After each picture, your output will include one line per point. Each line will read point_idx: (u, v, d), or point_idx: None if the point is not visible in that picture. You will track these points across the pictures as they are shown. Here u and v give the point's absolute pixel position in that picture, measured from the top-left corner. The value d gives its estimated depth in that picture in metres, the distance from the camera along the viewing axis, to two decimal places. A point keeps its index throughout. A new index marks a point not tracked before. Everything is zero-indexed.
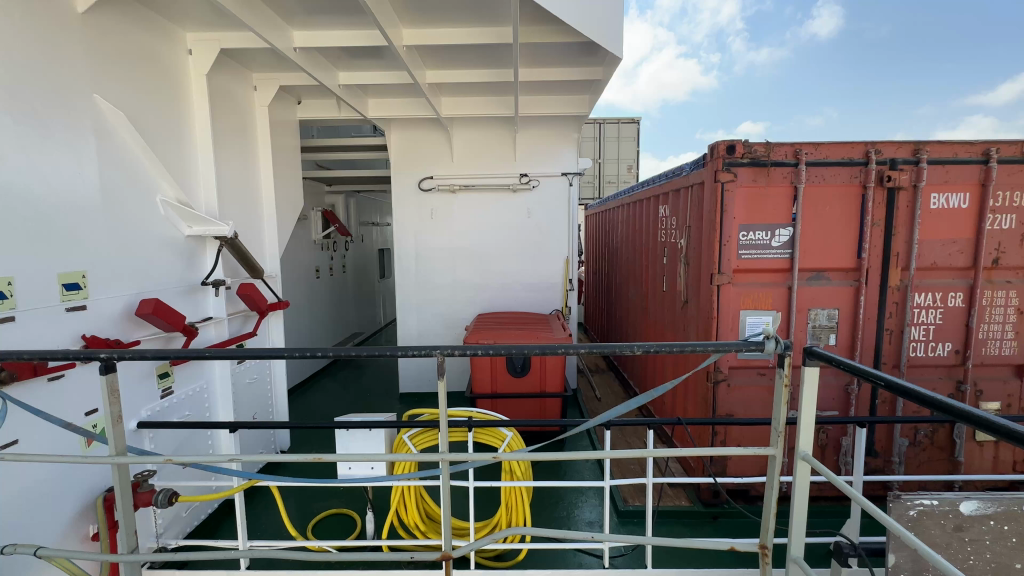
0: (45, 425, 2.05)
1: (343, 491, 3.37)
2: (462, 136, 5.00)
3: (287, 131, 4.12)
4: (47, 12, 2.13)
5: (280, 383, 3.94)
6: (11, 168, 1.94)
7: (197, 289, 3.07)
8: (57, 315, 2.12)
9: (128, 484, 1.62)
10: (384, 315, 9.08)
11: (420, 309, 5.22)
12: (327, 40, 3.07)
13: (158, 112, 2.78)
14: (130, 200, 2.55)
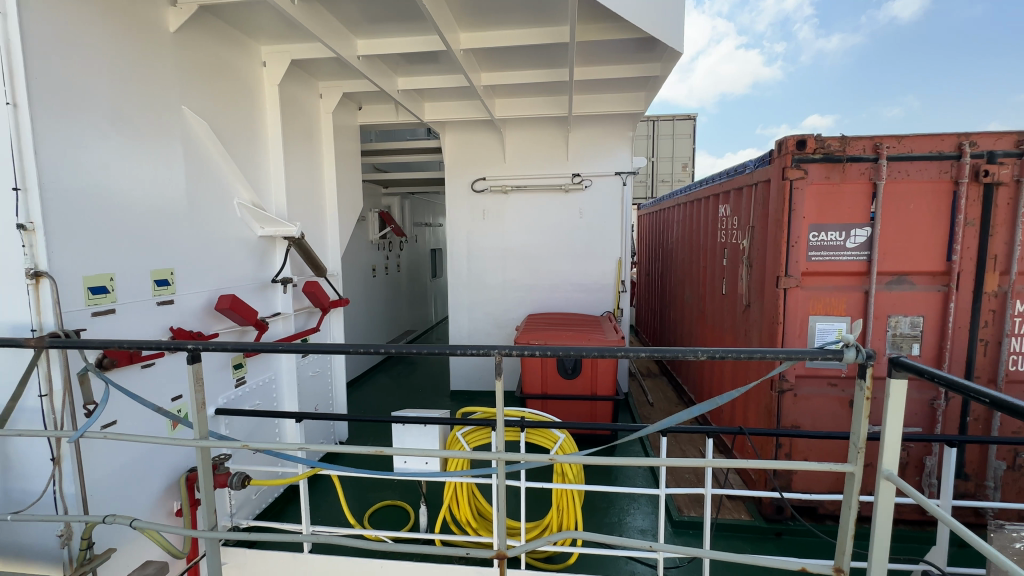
0: (137, 408, 2.26)
1: (397, 484, 3.48)
2: (515, 137, 5.03)
3: (349, 136, 4.30)
4: (144, 34, 2.35)
5: (340, 377, 4.13)
6: (111, 175, 2.15)
7: (267, 286, 3.26)
8: (149, 308, 2.33)
9: (211, 466, 1.74)
10: (435, 314, 9.30)
11: (471, 308, 5.30)
12: (387, 47, 3.17)
13: (236, 122, 2.99)
14: (212, 203, 2.76)
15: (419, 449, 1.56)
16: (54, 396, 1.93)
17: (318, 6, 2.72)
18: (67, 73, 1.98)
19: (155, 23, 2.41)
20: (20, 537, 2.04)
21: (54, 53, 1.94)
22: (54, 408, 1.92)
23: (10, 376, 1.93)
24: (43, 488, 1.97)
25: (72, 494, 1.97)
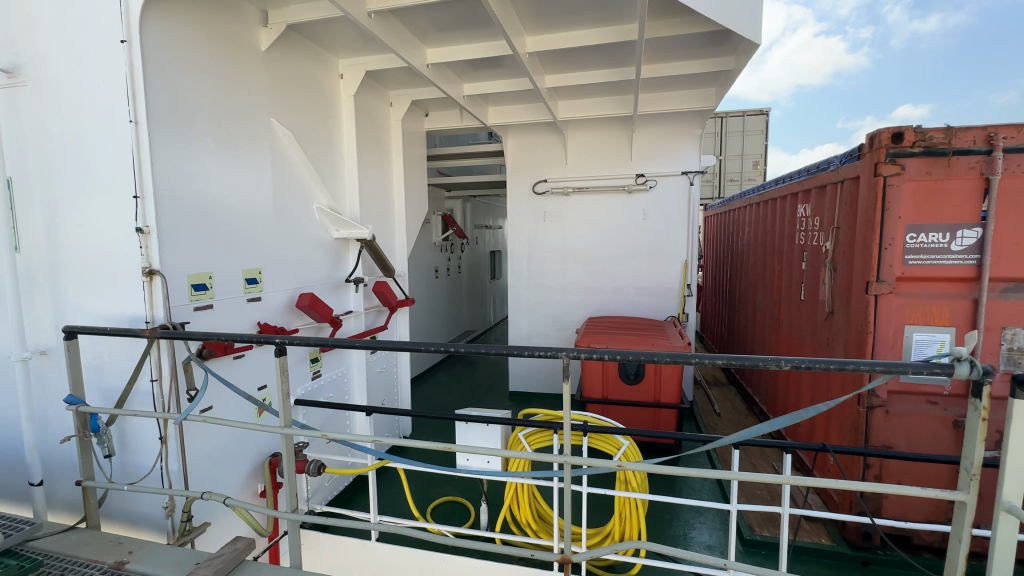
0: (230, 395, 2.47)
1: (458, 480, 3.56)
2: (577, 138, 4.99)
3: (416, 141, 4.47)
4: (240, 53, 2.57)
5: (405, 374, 4.29)
6: (212, 183, 2.37)
7: (341, 285, 3.46)
8: (240, 304, 2.54)
9: (293, 453, 1.87)
10: (494, 315, 9.42)
11: (531, 310, 5.31)
12: (455, 55, 3.27)
13: (317, 131, 3.20)
14: (295, 208, 2.98)
15: (483, 448, 1.60)
16: (163, 381, 2.15)
17: (392, 19, 2.85)
18: (178, 93, 2.21)
19: (250, 44, 2.63)
20: (132, 505, 2.30)
21: (168, 75, 2.17)
22: (163, 392, 2.15)
23: (127, 362, 2.18)
24: (152, 464, 2.21)
25: (176, 470, 2.19)
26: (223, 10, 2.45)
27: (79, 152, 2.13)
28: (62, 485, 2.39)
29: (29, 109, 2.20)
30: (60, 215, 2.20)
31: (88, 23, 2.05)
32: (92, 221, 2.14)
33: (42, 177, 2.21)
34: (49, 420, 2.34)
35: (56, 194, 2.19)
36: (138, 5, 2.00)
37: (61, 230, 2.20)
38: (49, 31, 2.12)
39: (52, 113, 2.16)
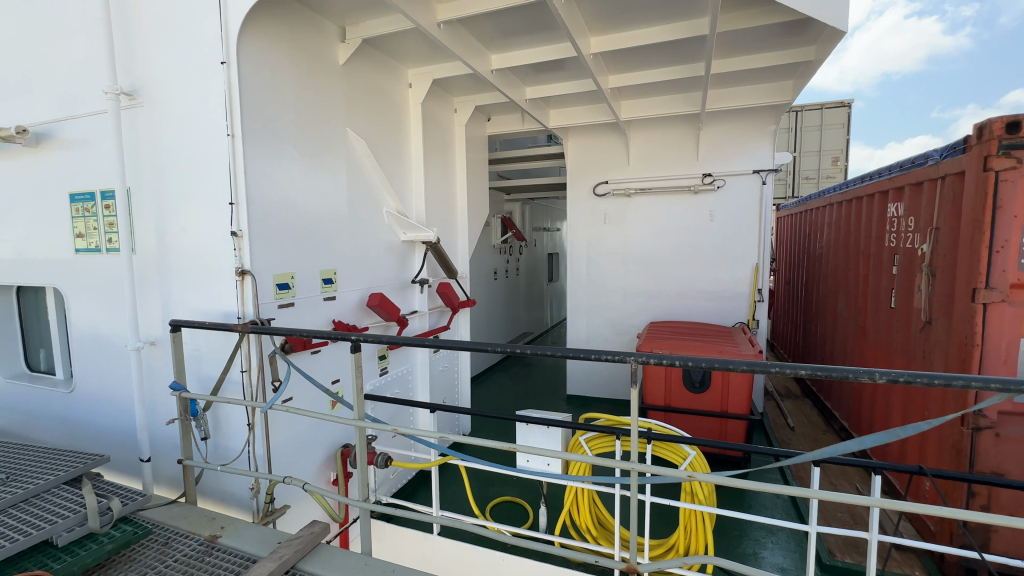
0: (307, 388, 2.64)
1: (516, 481, 3.59)
2: (640, 138, 4.88)
3: (479, 146, 4.56)
4: (321, 68, 2.75)
5: (465, 373, 4.39)
6: (295, 190, 2.56)
7: (407, 286, 3.59)
8: (318, 302, 2.72)
9: (366, 445, 1.97)
10: (551, 317, 9.40)
11: (590, 313, 5.24)
12: (520, 60, 3.31)
13: (387, 139, 3.36)
14: (367, 212, 3.14)
15: (543, 449, 1.63)
16: (252, 372, 2.34)
17: (460, 28, 2.94)
18: (267, 108, 2.41)
19: (330, 60, 2.81)
20: (223, 485, 2.51)
21: (260, 92, 2.37)
22: (251, 382, 2.34)
23: (221, 354, 2.39)
24: (241, 448, 2.41)
25: (261, 455, 2.38)
26: (307, 29, 2.64)
27: (183, 164, 2.37)
28: (166, 463, 2.66)
29: (144, 127, 2.47)
30: (168, 221, 2.45)
31: (194, 48, 2.29)
32: (194, 226, 2.37)
33: (154, 187, 2.48)
34: (156, 404, 2.61)
35: (165, 201, 2.44)
36: (236, 30, 2.21)
37: (169, 234, 2.46)
38: (162, 56, 2.38)
39: (163, 129, 2.41)
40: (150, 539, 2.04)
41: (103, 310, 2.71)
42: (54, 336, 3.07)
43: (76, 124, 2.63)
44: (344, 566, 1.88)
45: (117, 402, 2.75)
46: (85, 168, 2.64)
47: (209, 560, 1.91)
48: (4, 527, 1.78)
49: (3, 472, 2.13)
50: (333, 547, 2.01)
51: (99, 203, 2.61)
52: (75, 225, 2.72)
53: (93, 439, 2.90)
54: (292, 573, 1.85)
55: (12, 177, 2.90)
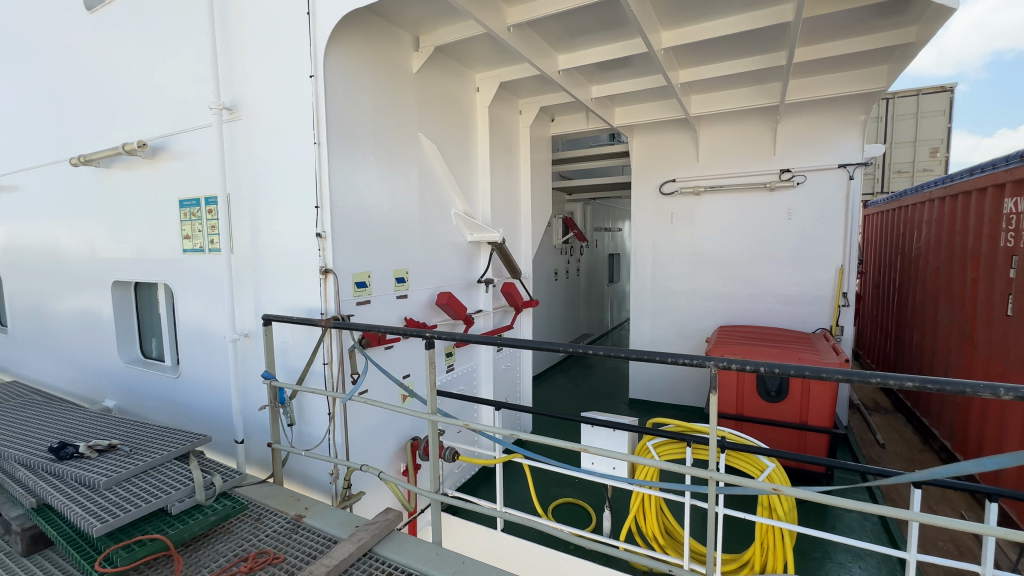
0: (381, 381, 2.77)
1: (578, 483, 3.56)
2: (711, 134, 4.68)
3: (542, 147, 4.57)
4: (397, 77, 2.88)
5: (527, 372, 4.42)
6: (372, 194, 2.70)
7: (473, 286, 3.68)
8: (391, 301, 2.85)
9: (438, 438, 2.04)
10: (611, 319, 9.23)
11: (654, 315, 5.09)
12: (587, 58, 3.29)
13: (455, 142, 3.45)
14: (436, 214, 3.25)
15: (608, 451, 1.62)
16: (332, 364, 2.50)
17: (529, 31, 2.97)
18: (348, 117, 2.56)
19: (404, 68, 2.94)
20: (306, 469, 2.70)
21: (343, 102, 2.52)
22: (332, 374, 2.51)
23: (306, 347, 2.57)
24: (322, 435, 2.58)
25: (340, 443, 2.53)
26: (384, 42, 2.78)
27: (276, 170, 2.57)
28: (257, 446, 2.90)
29: (242, 138, 2.71)
30: (261, 223, 2.67)
31: (286, 63, 2.48)
32: (284, 228, 2.57)
33: (250, 192, 2.71)
34: (249, 391, 2.86)
35: (259, 206, 2.67)
36: (324, 46, 2.37)
37: (262, 236, 2.68)
38: (258, 73, 2.60)
39: (258, 140, 2.63)
40: (245, 514, 2.23)
41: (205, 305, 3.01)
42: (166, 325, 3.48)
43: (185, 137, 2.93)
44: (418, 554, 1.96)
45: (216, 388, 3.04)
46: (193, 177, 2.94)
47: (296, 538, 2.07)
48: (128, 496, 2.00)
49: (126, 445, 2.41)
50: (407, 534, 2.10)
51: (203, 208, 2.90)
52: (184, 228, 3.03)
53: (195, 421, 3.21)
54: (370, 556, 1.96)
55: (133, 186, 3.28)
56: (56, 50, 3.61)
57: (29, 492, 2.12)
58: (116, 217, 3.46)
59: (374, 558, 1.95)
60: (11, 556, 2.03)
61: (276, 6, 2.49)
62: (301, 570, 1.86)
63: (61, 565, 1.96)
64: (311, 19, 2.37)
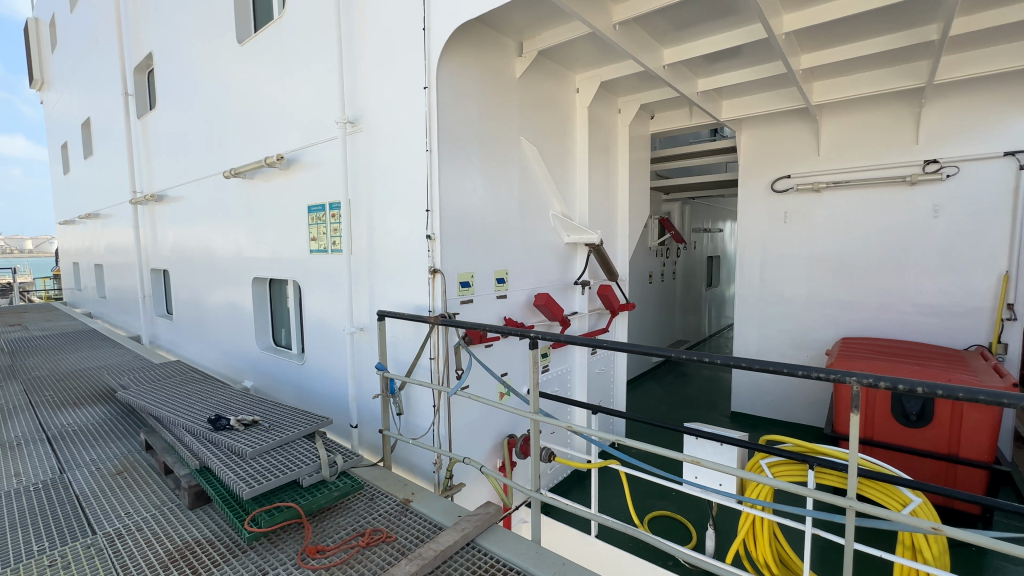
0: (482, 376, 2.87)
1: (676, 496, 3.39)
2: (835, 125, 4.22)
3: (641, 145, 4.44)
4: (501, 83, 2.97)
5: (621, 377, 4.31)
6: (476, 198, 2.81)
7: (569, 288, 3.67)
8: (492, 300, 2.94)
9: (539, 437, 2.06)
10: (709, 326, 8.68)
11: (763, 323, 4.70)
12: (695, 50, 3.12)
13: (554, 144, 3.47)
14: (536, 215, 3.29)
15: (718, 464, 1.56)
16: (438, 360, 2.65)
17: (634, 27, 2.90)
18: (457, 123, 2.68)
19: (509, 74, 3.02)
20: (411, 456, 2.88)
21: (453, 110, 2.65)
22: (438, 369, 2.65)
23: (415, 342, 2.74)
24: (427, 426, 2.74)
25: (444, 434, 2.67)
26: (490, 50, 2.88)
27: (391, 176, 2.77)
28: (368, 431, 3.14)
29: (361, 149, 2.96)
30: (376, 226, 2.90)
31: (403, 77, 2.66)
32: (397, 230, 2.77)
33: (367, 198, 2.96)
34: (363, 380, 3.12)
35: (375, 210, 2.89)
36: (437, 58, 2.51)
37: (377, 238, 2.90)
38: (377, 88, 2.83)
39: (376, 150, 2.86)
40: (361, 493, 2.44)
41: (327, 300, 3.34)
42: (294, 317, 3.92)
43: (314, 150, 3.28)
44: (518, 550, 1.99)
45: (335, 376, 3.35)
46: (320, 185, 3.27)
47: (405, 520, 2.21)
48: (268, 466, 2.28)
49: (265, 421, 2.76)
50: (506, 529, 2.15)
51: (328, 212, 3.21)
52: (311, 231, 3.38)
53: (317, 404, 3.58)
54: (472, 546, 2.04)
55: (271, 194, 3.74)
56: (215, 80, 4.23)
57: (193, 455, 2.50)
58: (257, 222, 3.96)
59: (476, 549, 2.02)
60: (179, 509, 2.37)
61: (396, 26, 2.69)
62: (411, 550, 1.98)
63: (217, 520, 2.26)
64: (426, 34, 2.53)
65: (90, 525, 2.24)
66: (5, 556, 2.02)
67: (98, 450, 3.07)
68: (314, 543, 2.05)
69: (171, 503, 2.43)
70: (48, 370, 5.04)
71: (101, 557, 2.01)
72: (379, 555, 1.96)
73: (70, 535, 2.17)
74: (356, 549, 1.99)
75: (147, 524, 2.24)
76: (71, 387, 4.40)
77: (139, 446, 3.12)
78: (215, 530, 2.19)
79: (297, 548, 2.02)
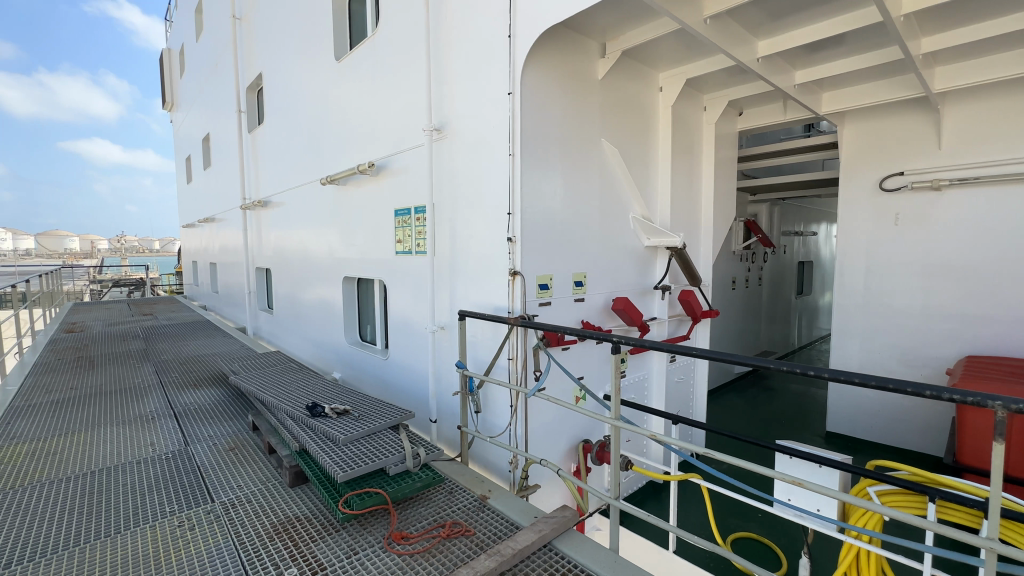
0: (559, 379, 2.87)
1: (762, 519, 3.17)
2: (961, 115, 3.73)
3: (728, 143, 4.21)
4: (584, 85, 2.96)
5: (702, 387, 4.11)
6: (556, 200, 2.82)
7: (648, 292, 3.57)
8: (570, 303, 2.93)
9: (619, 443, 2.02)
10: (799, 338, 8.00)
11: (866, 336, 4.27)
12: (794, 41, 2.91)
13: (635, 145, 3.39)
14: (616, 218, 3.24)
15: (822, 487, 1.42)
16: (517, 361, 2.68)
17: (726, 20, 2.76)
18: (539, 126, 2.70)
19: (591, 76, 3.01)
20: (487, 453, 2.94)
21: (536, 114, 2.68)
22: (516, 369, 2.69)
23: (493, 342, 2.80)
24: (504, 425, 2.78)
25: (520, 434, 2.70)
26: (573, 52, 2.87)
27: (473, 180, 2.86)
28: (447, 426, 3.25)
29: (445, 154, 3.08)
30: (459, 229, 3.00)
31: (488, 83, 2.74)
32: (479, 233, 2.85)
33: (450, 201, 3.07)
34: (443, 376, 3.23)
35: (457, 213, 3.00)
36: (522, 64, 2.55)
37: (459, 240, 3.01)
38: (462, 96, 2.93)
39: (460, 155, 2.96)
40: (441, 486, 2.54)
41: (410, 299, 3.51)
42: (379, 315, 4.16)
43: (402, 157, 3.46)
44: (596, 557, 1.96)
45: (417, 371, 3.50)
46: (406, 190, 3.45)
47: (483, 516, 2.26)
48: (359, 453, 2.44)
49: (356, 411, 2.95)
50: (583, 535, 2.13)
51: (413, 216, 3.38)
52: (397, 233, 3.58)
53: (399, 397, 3.77)
54: (549, 548, 2.04)
55: (362, 198, 4.00)
56: (315, 95, 4.61)
57: (294, 438, 2.73)
58: (348, 225, 4.26)
59: (552, 551, 2.02)
60: (281, 486, 2.61)
61: (483, 34, 2.77)
62: (489, 546, 2.02)
63: (314, 498, 2.46)
64: (512, 41, 2.58)
65: (210, 494, 2.53)
66: (145, 513, 2.35)
67: (214, 427, 3.46)
68: (399, 529, 2.16)
69: (274, 480, 2.68)
70: (174, 355, 5.76)
71: (219, 522, 2.27)
72: (459, 548, 2.02)
73: (194, 500, 2.46)
74: (437, 540, 2.07)
75: (255, 497, 2.49)
76: (191, 371, 4.99)
77: (246, 427, 3.47)
78: (312, 508, 2.38)
79: (383, 533, 2.14)
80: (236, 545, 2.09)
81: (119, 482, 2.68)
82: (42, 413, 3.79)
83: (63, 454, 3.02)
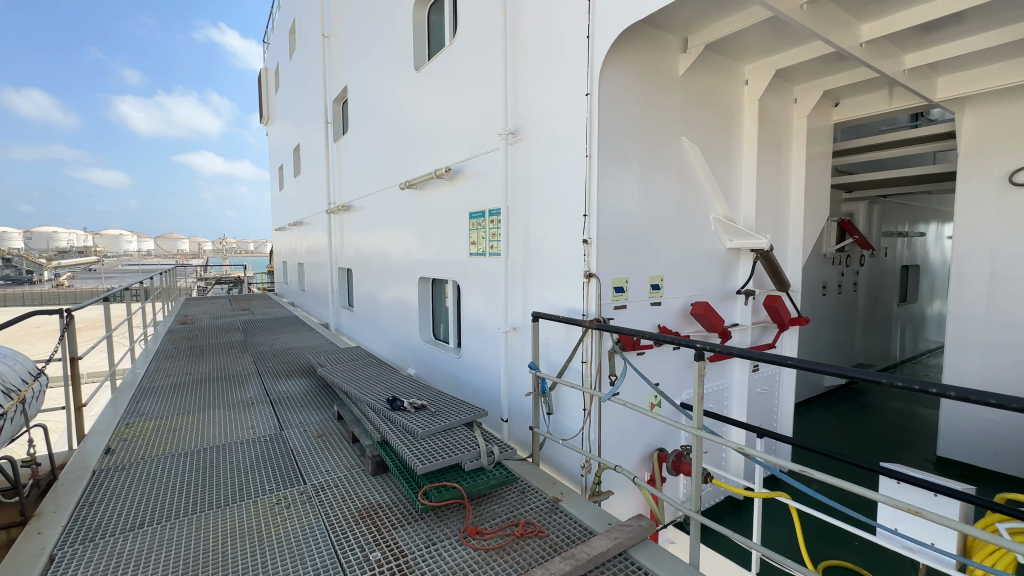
0: (634, 384, 2.80)
1: (860, 548, 2.89)
2: None
3: (822, 137, 3.89)
4: (664, 82, 2.88)
5: (787, 399, 3.83)
6: (633, 201, 2.76)
7: (730, 297, 3.38)
8: (646, 307, 2.85)
9: (702, 454, 1.93)
10: (902, 350, 7.19)
11: (988, 351, 3.76)
12: (903, 22, 2.63)
13: (717, 142, 3.24)
14: (695, 219, 3.10)
15: (942, 518, 1.23)
16: (590, 364, 2.66)
17: (824, 5, 2.55)
18: (616, 125, 2.66)
19: (672, 72, 2.91)
20: (559, 455, 2.94)
21: (613, 115, 2.64)
22: (589, 373, 2.66)
23: (566, 345, 2.79)
24: (576, 429, 2.76)
25: (593, 439, 2.67)
26: (653, 49, 2.79)
27: (548, 183, 2.88)
28: (518, 426, 3.29)
29: (521, 157, 3.12)
30: (533, 230, 3.03)
31: (564, 85, 2.74)
32: (553, 235, 2.85)
33: (524, 204, 3.10)
34: (515, 376, 3.27)
35: (532, 215, 3.02)
36: (600, 64, 2.53)
37: (533, 242, 3.03)
38: (538, 99, 2.95)
39: (535, 158, 2.99)
40: (513, 485, 2.57)
41: (484, 300, 3.58)
42: (452, 314, 4.30)
43: (478, 161, 3.55)
44: (667, 566, 1.92)
45: (489, 371, 3.58)
46: (481, 193, 3.53)
47: (556, 518, 2.26)
48: (436, 447, 2.53)
49: (432, 407, 3.07)
50: (659, 546, 2.06)
51: (488, 218, 3.45)
52: (472, 235, 3.67)
53: (471, 395, 3.86)
54: (624, 557, 2.00)
55: (438, 202, 4.15)
56: (395, 104, 4.86)
57: (376, 429, 2.89)
58: (424, 228, 4.44)
59: (627, 561, 1.98)
60: (365, 473, 2.77)
61: (560, 37, 2.78)
62: (563, 549, 2.02)
63: (394, 488, 2.59)
64: (590, 41, 2.56)
65: (302, 476, 2.75)
66: (249, 489, 2.59)
67: (305, 415, 3.76)
68: (474, 524, 2.22)
69: (358, 467, 2.85)
70: (269, 347, 6.31)
71: (311, 503, 2.46)
72: (533, 548, 2.04)
73: (289, 481, 2.69)
74: (511, 538, 2.10)
75: (342, 482, 2.67)
76: (284, 362, 5.44)
77: (332, 416, 3.73)
78: (393, 496, 2.51)
79: (459, 526, 2.21)
80: (326, 525, 2.25)
81: (226, 459, 2.98)
82: (164, 394, 4.31)
83: (182, 432, 3.41)
